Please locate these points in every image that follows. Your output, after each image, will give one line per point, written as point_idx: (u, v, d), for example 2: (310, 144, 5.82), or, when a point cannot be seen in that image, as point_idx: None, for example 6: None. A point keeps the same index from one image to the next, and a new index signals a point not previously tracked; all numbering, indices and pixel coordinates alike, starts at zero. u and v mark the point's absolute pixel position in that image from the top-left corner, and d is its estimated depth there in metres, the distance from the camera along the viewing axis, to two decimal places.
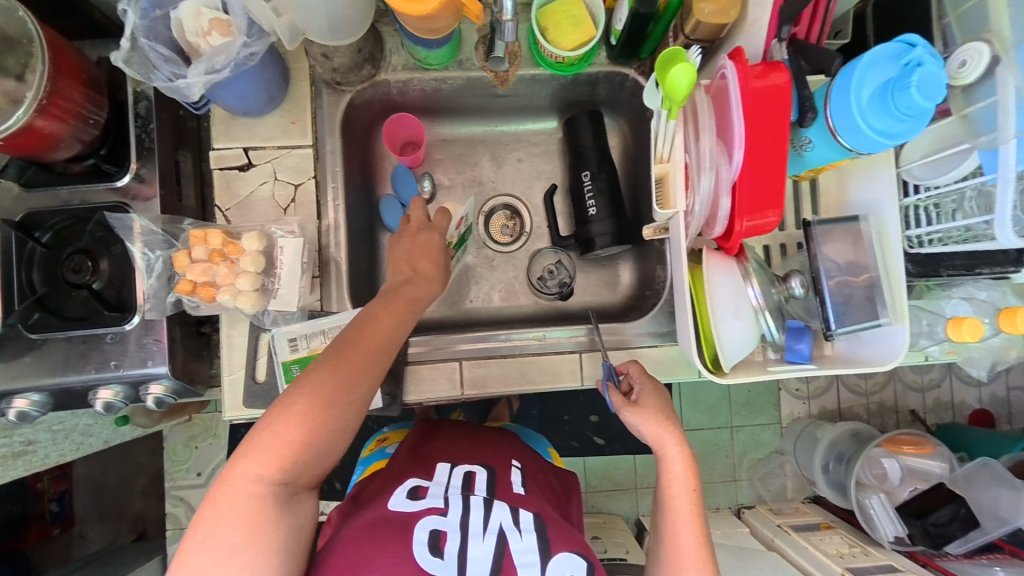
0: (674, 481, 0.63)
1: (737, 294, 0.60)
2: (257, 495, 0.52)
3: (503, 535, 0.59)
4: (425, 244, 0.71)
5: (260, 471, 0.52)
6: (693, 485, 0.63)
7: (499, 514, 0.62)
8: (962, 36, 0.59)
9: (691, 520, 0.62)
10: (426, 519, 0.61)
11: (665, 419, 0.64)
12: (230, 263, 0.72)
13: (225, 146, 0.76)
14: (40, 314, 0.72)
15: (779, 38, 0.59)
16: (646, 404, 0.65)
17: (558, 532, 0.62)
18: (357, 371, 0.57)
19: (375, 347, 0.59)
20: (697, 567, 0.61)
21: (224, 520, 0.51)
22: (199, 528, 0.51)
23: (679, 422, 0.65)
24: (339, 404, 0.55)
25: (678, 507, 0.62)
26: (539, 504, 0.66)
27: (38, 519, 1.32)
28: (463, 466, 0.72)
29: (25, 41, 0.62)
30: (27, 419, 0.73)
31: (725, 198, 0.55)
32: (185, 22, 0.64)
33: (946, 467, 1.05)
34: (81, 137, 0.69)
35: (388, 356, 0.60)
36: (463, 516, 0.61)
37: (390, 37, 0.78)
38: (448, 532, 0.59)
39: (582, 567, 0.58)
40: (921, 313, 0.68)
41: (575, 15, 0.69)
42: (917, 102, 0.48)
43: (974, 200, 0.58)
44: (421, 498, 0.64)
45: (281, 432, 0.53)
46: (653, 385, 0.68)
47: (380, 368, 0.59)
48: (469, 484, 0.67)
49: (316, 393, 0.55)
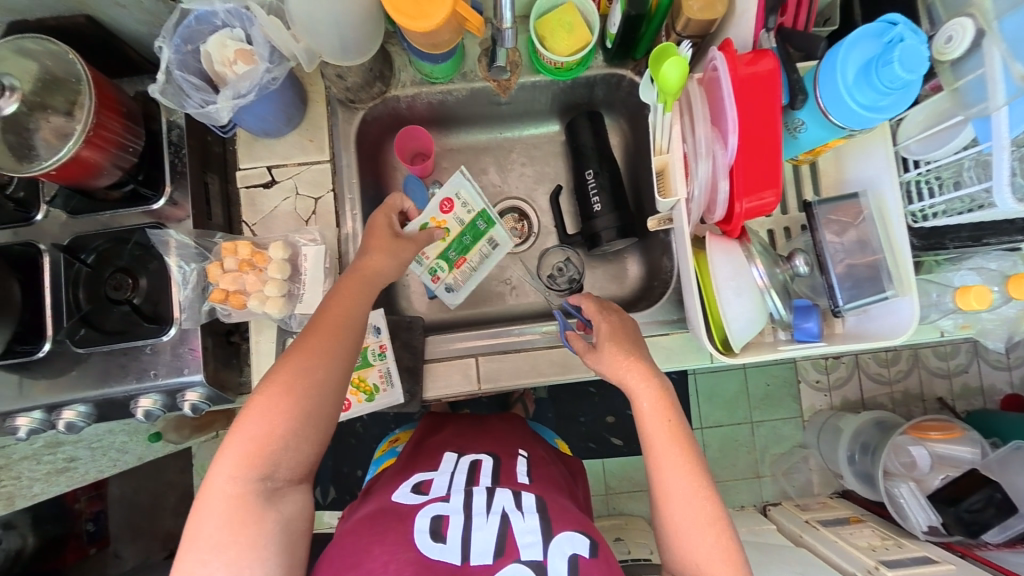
0: (648, 421, 0.63)
1: (739, 274, 0.62)
2: (238, 493, 0.55)
3: (505, 517, 0.61)
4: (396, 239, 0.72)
5: (233, 470, 0.55)
6: (669, 416, 0.62)
7: (501, 499, 0.64)
8: (945, 14, 0.60)
9: (676, 453, 0.61)
10: (429, 507, 0.63)
11: (620, 369, 0.65)
12: (258, 271, 0.76)
13: (249, 165, 0.82)
14: (85, 330, 0.78)
15: (767, 28, 0.61)
16: (604, 347, 0.66)
17: (557, 512, 0.64)
18: (316, 359, 0.61)
19: (331, 333, 0.63)
20: (690, 498, 0.60)
21: (211, 523, 0.54)
22: (193, 541, 0.54)
23: (638, 353, 0.65)
24: (301, 394, 0.59)
25: (658, 446, 0.62)
26: (542, 489, 0.69)
27: (76, 538, 1.37)
28: (468, 457, 0.75)
29: (72, 81, 0.69)
30: (74, 429, 0.79)
31: (723, 181, 0.58)
32: (212, 53, 0.69)
33: (977, 452, 1.03)
34: (120, 164, 0.75)
35: (345, 338, 0.63)
36: (465, 501, 0.64)
37: (398, 56, 0.83)
38: (449, 517, 0.61)
39: (583, 544, 0.60)
40: (928, 285, 0.69)
41: (569, 21, 0.73)
42: (900, 75, 0.50)
43: (971, 169, 0.59)
44: (424, 489, 0.67)
45: (252, 432, 0.57)
46: (607, 322, 0.68)
47: (342, 353, 0.63)
48: (473, 473, 0.70)
49: (278, 387, 0.58)
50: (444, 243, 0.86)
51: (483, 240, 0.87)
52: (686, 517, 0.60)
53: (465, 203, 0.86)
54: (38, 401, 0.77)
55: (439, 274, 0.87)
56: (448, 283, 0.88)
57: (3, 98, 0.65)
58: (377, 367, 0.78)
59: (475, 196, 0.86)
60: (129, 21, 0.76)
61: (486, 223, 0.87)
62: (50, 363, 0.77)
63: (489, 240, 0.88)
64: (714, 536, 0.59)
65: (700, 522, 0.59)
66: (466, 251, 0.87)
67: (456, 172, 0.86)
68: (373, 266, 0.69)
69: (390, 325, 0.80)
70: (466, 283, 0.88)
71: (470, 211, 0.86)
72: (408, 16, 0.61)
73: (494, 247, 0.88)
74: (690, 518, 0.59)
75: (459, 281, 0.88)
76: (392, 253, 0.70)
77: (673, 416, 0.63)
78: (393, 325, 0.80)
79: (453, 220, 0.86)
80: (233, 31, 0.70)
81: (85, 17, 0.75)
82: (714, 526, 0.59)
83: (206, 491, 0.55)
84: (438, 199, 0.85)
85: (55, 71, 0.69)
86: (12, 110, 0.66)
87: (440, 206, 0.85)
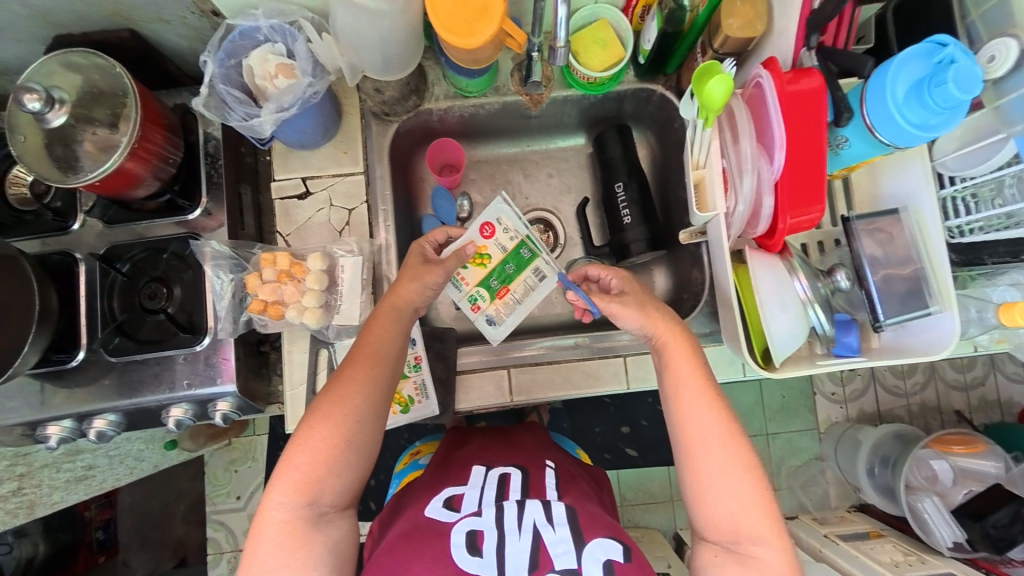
0: (674, 363, 0.63)
1: (782, 287, 0.62)
2: (291, 519, 0.56)
3: (537, 533, 0.59)
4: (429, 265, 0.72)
5: (283, 498, 0.56)
6: (692, 353, 0.64)
7: (531, 512, 0.62)
8: (986, 32, 0.63)
9: (702, 393, 0.61)
10: (463, 522, 0.61)
11: (649, 309, 0.67)
12: (296, 282, 0.78)
13: (284, 177, 0.83)
14: (120, 339, 0.77)
15: (808, 46, 0.64)
16: (628, 298, 0.68)
17: (587, 520, 0.62)
18: (356, 390, 0.61)
19: (370, 362, 0.63)
20: (722, 441, 0.59)
21: (267, 551, 0.55)
22: (251, 568, 0.55)
23: (659, 304, 0.68)
24: (342, 425, 0.59)
25: (686, 389, 0.61)
26: (574, 500, 0.67)
27: (86, 547, 1.36)
28: (496, 470, 0.73)
29: (118, 94, 0.70)
30: (105, 438, 0.79)
31: (768, 196, 0.60)
32: (254, 67, 0.71)
33: (1000, 466, 1.01)
34: (160, 176, 0.76)
35: (384, 366, 0.64)
36: (497, 514, 0.62)
37: (432, 69, 0.84)
38: (484, 531, 0.60)
39: (616, 550, 0.58)
40: (968, 301, 0.70)
41: (603, 38, 0.75)
42: (954, 96, 0.51)
43: (1013, 187, 0.61)
44: (456, 505, 0.65)
45: (297, 462, 0.57)
46: (625, 279, 0.72)
47: (380, 382, 0.63)
48: (503, 487, 0.68)
49: (320, 421, 0.59)
50: (486, 272, 0.85)
51: (527, 269, 0.86)
52: (719, 465, 0.58)
53: (507, 228, 0.86)
54: (69, 410, 0.77)
55: (480, 304, 0.85)
56: (490, 316, 0.85)
57: (52, 111, 0.66)
58: (412, 378, 0.79)
59: (517, 221, 0.86)
60: (172, 36, 0.79)
61: (531, 252, 0.86)
62: (84, 371, 0.78)
63: (533, 270, 0.86)
64: (750, 483, 0.57)
65: (735, 466, 0.58)
66: (509, 280, 0.86)
67: (497, 197, 0.86)
68: (406, 298, 0.69)
69: (424, 336, 0.82)
70: (508, 316, 0.85)
71: (513, 238, 0.86)
72: (456, 33, 0.62)
73: (539, 277, 0.86)
74: (723, 463, 0.58)
75: (501, 314, 0.85)
76: (421, 278, 0.70)
77: (696, 357, 0.64)
78: (427, 336, 0.82)
79: (496, 247, 0.86)
80: (276, 46, 0.71)
81: (130, 32, 0.77)
82: (749, 472, 0.57)
83: (259, 519, 0.56)
84: (479, 223, 0.85)
85: (100, 85, 0.70)
86: (59, 123, 0.67)
87: (481, 231, 0.85)
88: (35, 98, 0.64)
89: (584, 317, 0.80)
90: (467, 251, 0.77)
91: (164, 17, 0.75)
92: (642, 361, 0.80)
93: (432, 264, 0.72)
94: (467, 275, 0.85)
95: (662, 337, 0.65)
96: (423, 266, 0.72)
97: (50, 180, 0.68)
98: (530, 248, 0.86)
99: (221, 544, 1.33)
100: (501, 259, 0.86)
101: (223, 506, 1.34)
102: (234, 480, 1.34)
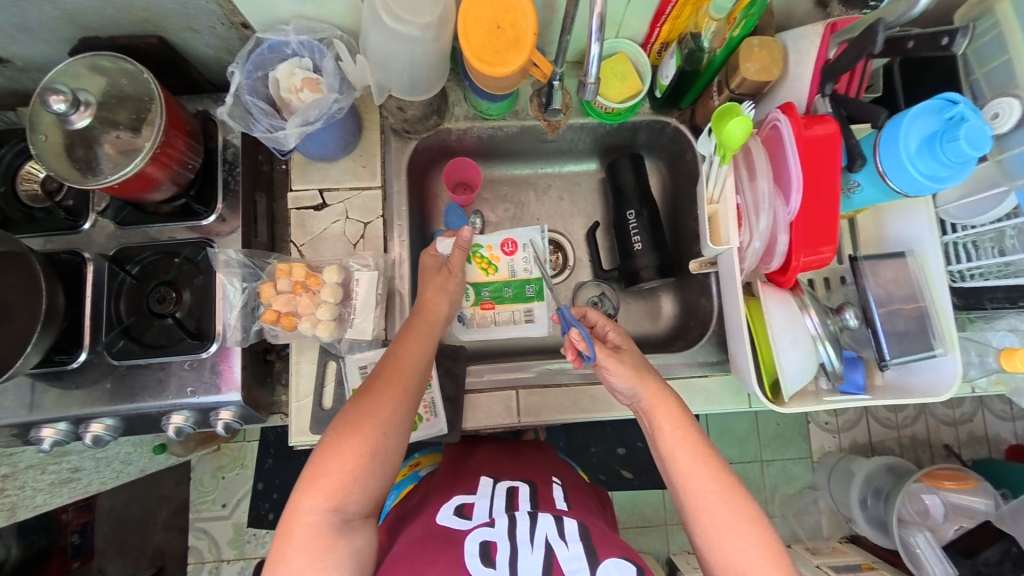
0: (664, 425, 0.63)
1: (794, 323, 0.65)
2: (320, 527, 0.56)
3: (549, 548, 0.58)
4: (442, 272, 0.76)
5: (310, 502, 0.57)
6: (679, 415, 0.64)
7: (543, 526, 0.61)
8: (989, 89, 0.69)
9: (697, 453, 0.61)
10: (476, 532, 0.61)
11: (642, 372, 0.66)
12: (311, 294, 0.78)
13: (301, 188, 0.84)
14: (124, 342, 0.76)
15: (822, 94, 0.69)
16: (625, 358, 0.67)
17: (600, 538, 0.61)
18: (385, 402, 0.62)
19: (403, 376, 0.64)
20: (724, 499, 0.59)
21: (298, 557, 0.55)
22: (280, 566, 0.56)
23: (654, 371, 0.67)
24: (370, 439, 0.60)
25: (681, 449, 0.62)
26: (584, 516, 0.67)
27: (61, 552, 1.31)
28: (505, 483, 0.73)
29: (143, 99, 0.70)
30: (101, 442, 0.77)
31: (783, 234, 0.62)
32: (280, 80, 0.72)
33: (991, 504, 1.01)
34: (178, 181, 0.76)
35: (415, 380, 0.65)
36: (510, 525, 0.61)
37: (453, 91, 0.86)
38: (498, 542, 0.59)
39: (631, 570, 0.57)
40: (969, 344, 0.72)
41: (621, 71, 0.77)
42: (965, 151, 0.54)
43: (1013, 238, 0.66)
44: (467, 512, 0.65)
45: (326, 469, 0.58)
46: (620, 335, 0.71)
47: (409, 396, 0.64)
48: (512, 498, 0.68)
49: (349, 432, 0.59)
50: (486, 279, 0.87)
51: (520, 303, 0.87)
52: (724, 520, 0.58)
53: (528, 256, 0.87)
54: (66, 413, 0.76)
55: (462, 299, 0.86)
56: (466, 316, 0.87)
57: (76, 113, 0.65)
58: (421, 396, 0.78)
59: (540, 254, 0.87)
60: (199, 44, 0.81)
61: (535, 292, 0.87)
62: (84, 372, 0.76)
63: (525, 308, 0.87)
64: (756, 535, 0.57)
65: (740, 523, 0.58)
66: (500, 299, 0.87)
67: (534, 225, 0.88)
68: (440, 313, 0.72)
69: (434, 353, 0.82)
70: (480, 326, 0.87)
71: (527, 269, 0.87)
72: (486, 62, 0.64)
73: (526, 317, 0.87)
74: (728, 519, 0.58)
75: (476, 320, 0.87)
76: (444, 287, 0.74)
77: (683, 418, 0.64)
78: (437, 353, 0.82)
79: (507, 267, 0.87)
80: (303, 61, 0.72)
81: (158, 39, 0.78)
82: (752, 523, 0.58)
83: (289, 522, 0.57)
84: (504, 236, 0.87)
85: (126, 88, 0.70)
86: (83, 125, 0.67)
87: (502, 244, 0.87)
88: (62, 99, 0.63)
89: (571, 361, 0.69)
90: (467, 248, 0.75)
91: (194, 27, 0.76)
92: None
93: (444, 270, 0.76)
94: (469, 271, 0.86)
95: (653, 403, 0.65)
96: (438, 276, 0.75)
97: (68, 181, 0.67)
98: (537, 287, 0.87)
99: (203, 554, 1.29)
100: (502, 280, 0.87)
101: (209, 513, 1.31)
102: (222, 487, 1.31)
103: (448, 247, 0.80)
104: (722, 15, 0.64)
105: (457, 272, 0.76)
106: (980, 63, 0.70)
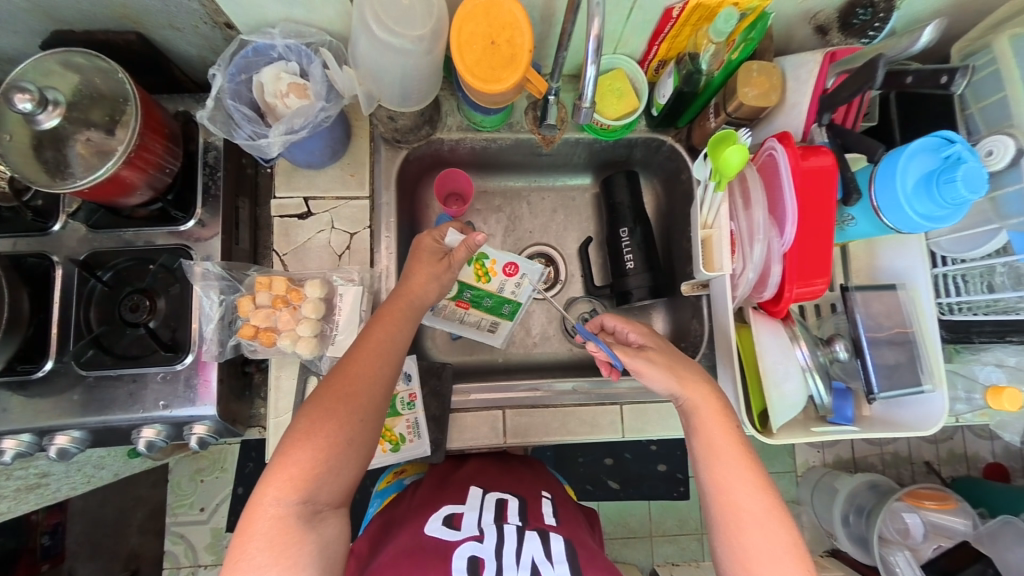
0: (706, 429, 0.60)
1: (785, 357, 0.65)
2: (287, 525, 0.53)
3: (535, 570, 0.56)
4: (444, 262, 0.70)
5: (279, 492, 0.54)
6: (724, 421, 0.61)
7: (530, 548, 0.59)
8: (985, 126, 0.69)
9: (740, 464, 0.58)
10: (464, 546, 0.59)
11: (676, 370, 0.63)
12: (292, 309, 0.76)
13: (285, 195, 0.81)
14: (94, 352, 0.72)
15: (819, 123, 0.68)
16: (654, 359, 0.63)
17: (586, 558, 0.60)
18: (361, 386, 0.60)
19: (375, 360, 0.62)
20: (761, 523, 0.55)
21: (260, 553, 0.52)
22: (237, 567, 0.52)
23: (686, 364, 0.64)
24: (345, 426, 0.58)
25: (722, 457, 0.58)
26: (570, 530, 0.66)
27: (29, 554, 1.26)
28: (494, 494, 0.71)
29: (119, 99, 0.66)
30: (66, 456, 0.72)
31: (776, 265, 0.62)
32: (265, 84, 0.69)
33: (969, 524, 1.02)
34: (155, 185, 0.73)
35: (390, 363, 0.63)
36: (498, 544, 0.59)
37: (446, 100, 0.84)
38: (486, 559, 0.57)
39: None
40: (956, 379, 0.76)
41: (619, 88, 0.75)
42: (961, 194, 0.54)
43: (1003, 275, 0.66)
44: (456, 524, 0.64)
45: (293, 456, 0.56)
46: (641, 331, 0.68)
47: (384, 380, 0.62)
48: (501, 511, 0.67)
49: (323, 419, 0.57)
50: (474, 283, 0.82)
51: (491, 314, 0.86)
52: (755, 542, 0.55)
53: (522, 284, 0.84)
54: (31, 423, 0.72)
55: None
56: (438, 305, 0.84)
57: (44, 113, 0.62)
58: (404, 417, 0.77)
59: (528, 290, 0.85)
60: (181, 43, 0.78)
61: (508, 313, 0.86)
62: (49, 381, 0.72)
63: (492, 321, 0.87)
64: (792, 564, 0.54)
65: (776, 549, 0.54)
66: (476, 304, 0.84)
67: (540, 265, 0.84)
68: (422, 294, 0.68)
69: (420, 371, 0.80)
70: (447, 318, 0.86)
71: (513, 292, 0.85)
72: (480, 79, 0.62)
73: (488, 327, 0.87)
74: (762, 544, 0.54)
75: (445, 310, 0.85)
76: (439, 276, 0.69)
77: (730, 425, 0.60)
78: (423, 371, 0.80)
79: (499, 284, 0.83)
80: (290, 65, 0.70)
81: (136, 36, 0.75)
82: (789, 552, 0.54)
83: (251, 515, 0.54)
84: (508, 259, 0.82)
85: (101, 86, 0.66)
86: (51, 125, 0.63)
87: (506, 265, 0.82)
88: (27, 98, 0.59)
89: (610, 375, 0.72)
90: (477, 241, 0.70)
91: (175, 25, 0.73)
92: (638, 411, 0.81)
93: (444, 260, 0.70)
94: (463, 270, 0.80)
95: (690, 401, 0.62)
96: (436, 263, 0.70)
97: (36, 183, 0.63)
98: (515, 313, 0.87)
99: (179, 559, 1.25)
100: (486, 292, 0.83)
101: (185, 518, 1.27)
102: (200, 491, 1.27)
103: (455, 241, 0.74)
104: (722, 38, 0.63)
105: (456, 267, 0.71)
106: (976, 99, 0.70)
